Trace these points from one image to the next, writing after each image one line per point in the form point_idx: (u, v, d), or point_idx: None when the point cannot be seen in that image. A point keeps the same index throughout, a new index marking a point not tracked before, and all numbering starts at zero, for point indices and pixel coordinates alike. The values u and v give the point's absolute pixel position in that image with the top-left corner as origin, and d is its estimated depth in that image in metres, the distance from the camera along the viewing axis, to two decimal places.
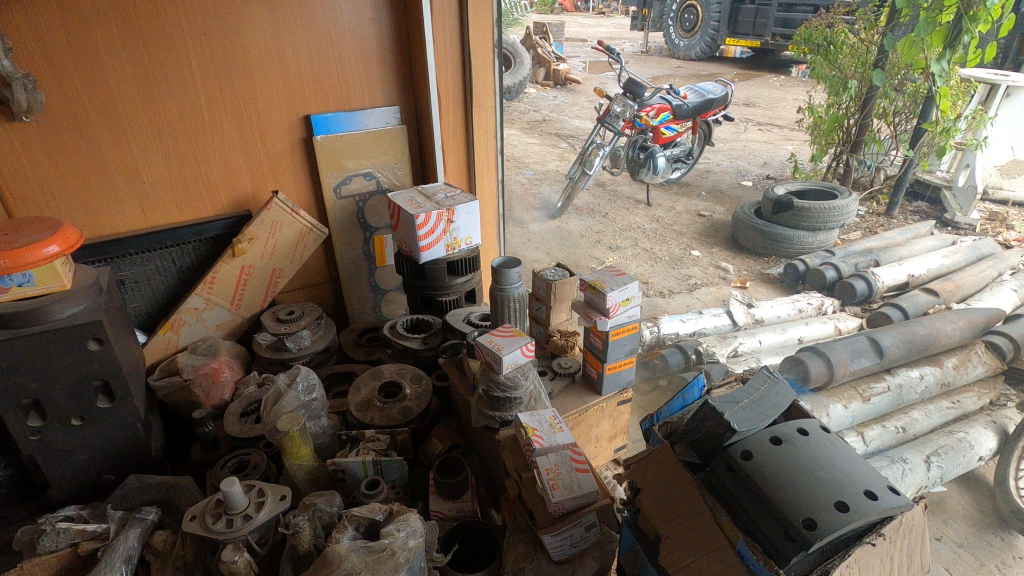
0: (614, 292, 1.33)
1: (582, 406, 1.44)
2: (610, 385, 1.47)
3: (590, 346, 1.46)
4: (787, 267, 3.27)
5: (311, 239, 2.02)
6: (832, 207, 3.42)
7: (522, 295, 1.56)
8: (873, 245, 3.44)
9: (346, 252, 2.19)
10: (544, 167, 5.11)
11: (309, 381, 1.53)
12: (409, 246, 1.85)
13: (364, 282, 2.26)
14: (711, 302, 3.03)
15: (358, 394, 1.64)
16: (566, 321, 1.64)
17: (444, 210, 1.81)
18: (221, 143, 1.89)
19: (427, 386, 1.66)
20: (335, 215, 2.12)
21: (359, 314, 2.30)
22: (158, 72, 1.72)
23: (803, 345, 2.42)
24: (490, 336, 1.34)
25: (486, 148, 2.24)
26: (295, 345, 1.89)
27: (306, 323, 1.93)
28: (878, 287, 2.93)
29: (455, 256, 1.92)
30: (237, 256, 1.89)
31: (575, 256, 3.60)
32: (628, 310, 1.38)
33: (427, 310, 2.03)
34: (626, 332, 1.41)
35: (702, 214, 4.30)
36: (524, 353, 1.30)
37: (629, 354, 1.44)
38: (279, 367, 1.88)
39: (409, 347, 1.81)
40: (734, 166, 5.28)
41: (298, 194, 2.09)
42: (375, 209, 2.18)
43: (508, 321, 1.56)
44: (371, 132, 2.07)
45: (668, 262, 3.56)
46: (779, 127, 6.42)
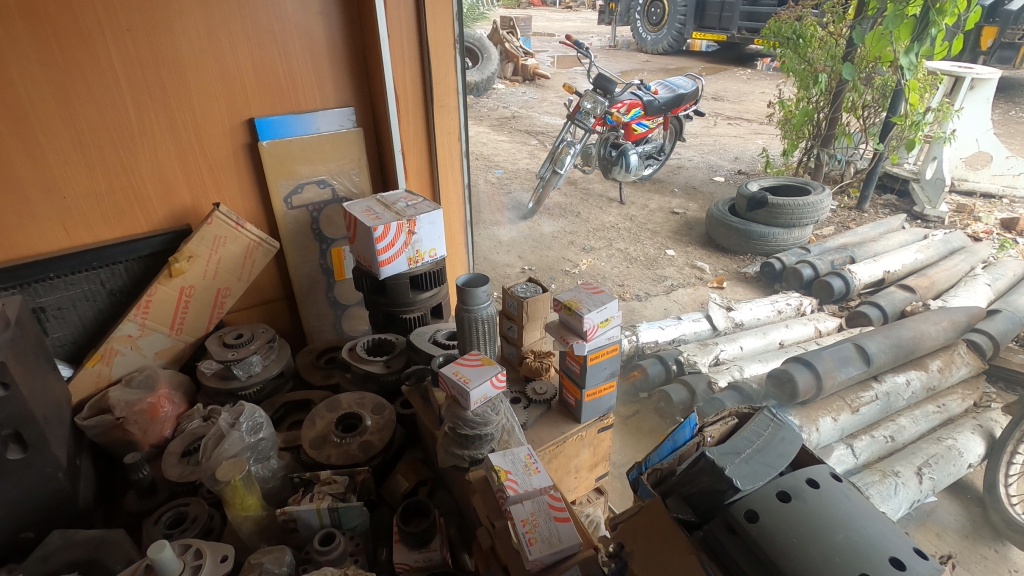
0: (593, 313, 1.21)
1: (560, 436, 1.32)
2: (589, 412, 1.35)
3: (567, 370, 1.34)
4: (764, 265, 3.21)
5: (261, 254, 1.85)
6: (806, 203, 3.37)
7: (491, 315, 1.42)
8: (848, 241, 3.41)
9: (301, 267, 2.03)
10: (513, 165, 4.98)
11: (257, 418, 1.37)
12: (367, 260, 1.70)
13: (321, 298, 2.10)
14: (688, 304, 2.95)
15: (313, 429, 1.48)
16: (540, 339, 1.51)
17: (404, 221, 1.67)
18: (153, 152, 1.70)
19: (390, 416, 1.51)
20: (288, 228, 1.95)
21: (317, 332, 2.13)
22: (75, 73, 1.52)
23: (784, 349, 2.35)
24: (455, 366, 1.20)
25: (450, 150, 2.09)
26: (244, 373, 1.72)
27: (256, 347, 1.76)
28: (856, 285, 2.88)
29: (418, 269, 1.77)
30: (175, 276, 1.71)
31: (548, 259, 3.48)
32: (607, 331, 1.26)
33: (391, 328, 1.88)
34: (605, 355, 1.29)
35: (675, 211, 4.24)
36: (494, 384, 1.17)
37: (610, 377, 1.32)
38: (227, 398, 1.72)
39: (370, 372, 1.66)
40: (705, 161, 5.24)
41: (245, 205, 1.91)
42: (331, 219, 2.01)
43: (477, 344, 1.42)
44: (323, 135, 1.91)
45: (643, 262, 3.47)
46: (748, 121, 6.42)
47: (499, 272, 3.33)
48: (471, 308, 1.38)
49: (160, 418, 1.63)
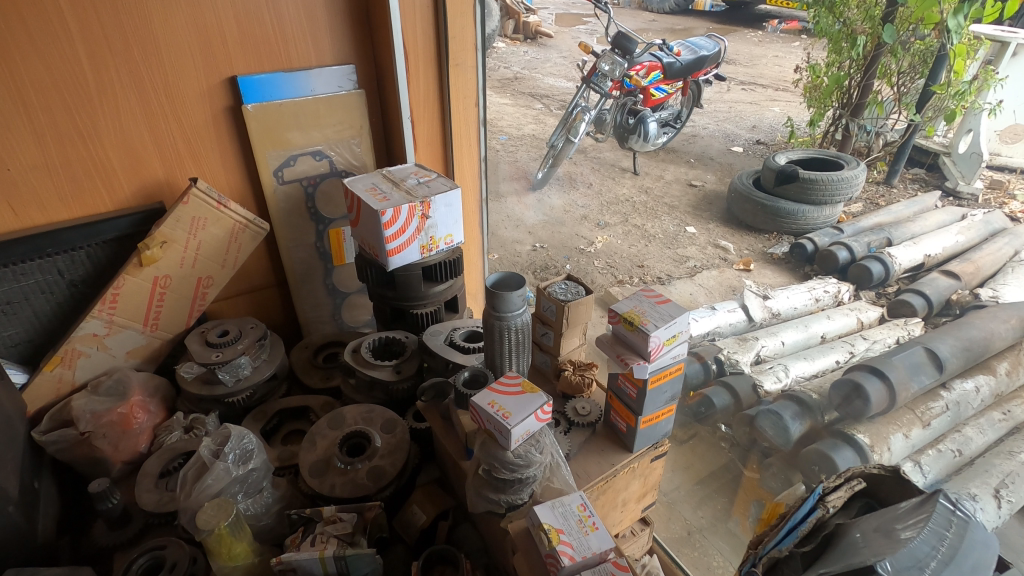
0: (660, 330, 0.98)
1: (610, 469, 1.11)
2: (643, 440, 1.13)
3: (618, 392, 1.12)
4: (794, 246, 2.99)
5: (247, 238, 1.59)
6: (840, 178, 3.13)
7: (525, 323, 1.19)
8: (882, 220, 3.18)
9: (295, 251, 1.77)
10: (518, 131, 4.66)
11: (246, 445, 1.14)
12: (374, 249, 1.46)
13: (318, 285, 1.86)
14: (714, 288, 2.74)
15: (313, 451, 1.25)
16: (578, 347, 1.30)
17: (417, 203, 1.42)
18: (116, 117, 1.42)
19: (403, 435, 1.30)
20: (279, 206, 1.69)
21: (314, 323, 1.90)
22: (11, 17, 1.23)
23: (828, 343, 2.14)
24: (492, 395, 0.97)
25: (466, 118, 1.82)
26: (231, 377, 1.49)
27: (244, 347, 1.53)
28: (895, 270, 2.67)
29: (432, 259, 1.54)
30: (146, 265, 1.45)
31: (561, 236, 3.23)
32: (673, 349, 1.03)
33: (399, 324, 1.65)
34: (667, 376, 1.06)
35: (693, 184, 3.98)
36: (538, 419, 0.95)
37: (670, 400, 1.11)
38: (211, 405, 1.50)
39: (378, 378, 1.43)
40: (721, 129, 4.94)
41: (227, 181, 1.64)
42: (329, 196, 1.76)
43: (508, 358, 1.19)
44: (319, 98, 1.63)
45: (663, 240, 3.24)
46: (762, 86, 6.09)
47: (508, 249, 3.08)
48: (504, 316, 1.15)
49: (133, 430, 1.41)
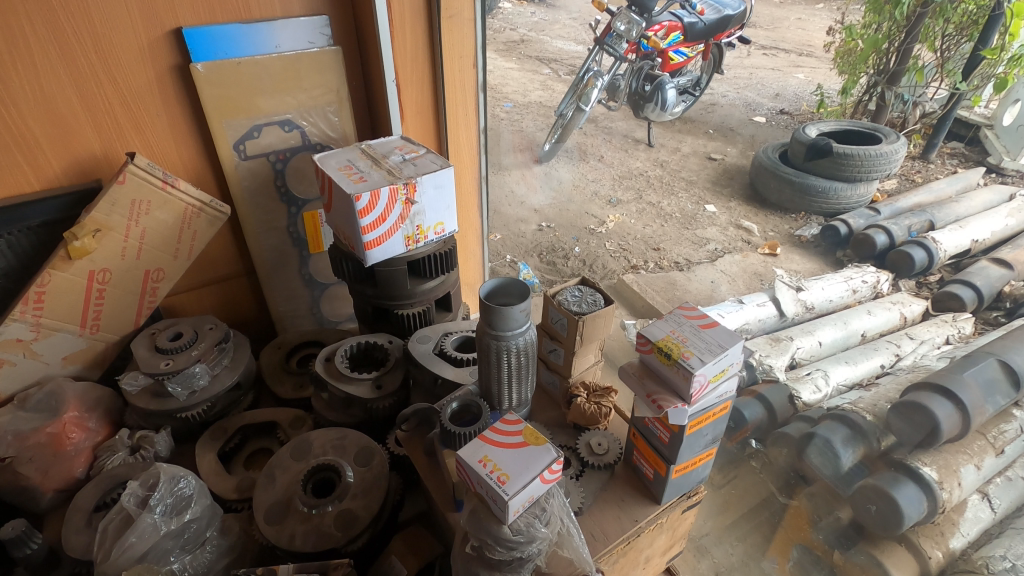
0: (707, 367, 0.74)
1: (632, 527, 0.89)
2: (674, 490, 0.91)
3: (645, 431, 0.89)
4: (825, 228, 2.72)
5: (203, 223, 1.36)
6: (878, 153, 2.84)
7: (530, 342, 0.96)
8: (922, 200, 2.89)
9: (264, 237, 1.53)
10: (525, 97, 4.34)
11: (182, 490, 0.92)
12: (349, 240, 1.22)
13: (292, 275, 1.63)
14: (738, 275, 2.50)
15: (272, 489, 1.04)
16: (593, 366, 1.09)
17: (400, 186, 1.18)
18: (34, 77, 1.16)
19: (381, 468, 1.08)
20: (242, 185, 1.44)
21: (290, 318, 1.68)
22: None
23: (869, 343, 1.90)
24: (485, 449, 0.76)
25: (462, 82, 1.55)
26: (183, 389, 1.27)
27: (200, 353, 1.30)
28: (940, 257, 2.40)
29: (419, 251, 1.30)
30: (78, 258, 1.21)
31: (569, 214, 2.96)
32: (719, 386, 0.80)
33: (383, 324, 1.42)
34: (710, 418, 0.83)
35: (712, 157, 3.68)
36: (544, 482, 0.73)
37: (710, 444, 0.88)
38: (163, 420, 1.29)
39: (354, 395, 1.21)
40: (742, 97, 4.60)
41: (181, 156, 1.39)
42: (302, 174, 1.51)
43: (506, 385, 0.98)
44: (285, 57, 1.36)
45: (680, 220, 2.97)
46: (785, 51, 5.69)
47: (511, 229, 2.83)
48: (504, 336, 0.92)
49: (67, 452, 1.19)
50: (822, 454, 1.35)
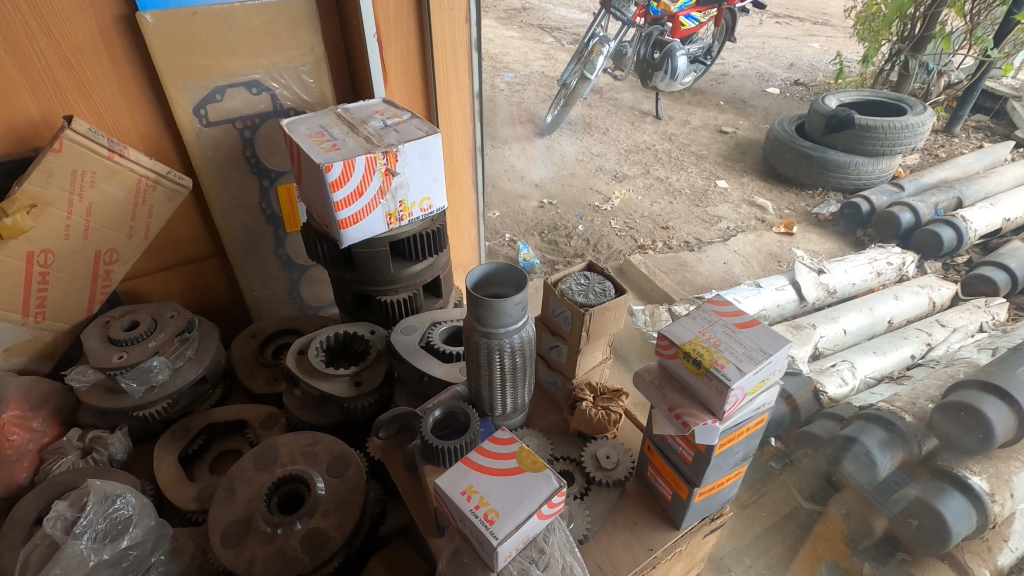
0: (745, 379, 0.60)
1: (647, 558, 0.77)
2: (696, 514, 0.78)
3: (663, 446, 0.76)
4: (845, 205, 2.55)
5: (159, 198, 1.20)
6: (903, 125, 2.66)
7: (527, 339, 0.81)
8: (948, 175, 2.71)
9: (233, 214, 1.38)
10: (526, 67, 4.13)
11: (119, 511, 0.79)
12: (322, 218, 1.06)
13: (267, 256, 1.48)
14: (752, 256, 2.34)
15: (229, 505, 0.90)
16: (601, 364, 0.96)
17: (379, 155, 1.01)
18: None
19: (356, 479, 0.95)
20: (205, 155, 1.28)
21: (266, 303, 1.54)
22: None
23: (897, 330, 1.76)
24: (472, 478, 0.63)
25: (453, 39, 1.37)
26: (140, 385, 1.14)
27: (158, 344, 1.16)
28: (969, 237, 2.23)
29: (402, 231, 1.14)
30: (12, 239, 1.06)
31: (572, 190, 2.79)
32: (757, 398, 0.66)
33: (365, 312, 1.28)
34: (744, 433, 0.70)
35: (724, 130, 3.49)
36: (543, 518, 0.60)
37: (741, 462, 0.75)
38: (119, 419, 1.15)
39: (329, 393, 1.08)
40: (755, 68, 4.38)
41: (134, 121, 1.22)
42: (273, 143, 1.35)
43: (500, 389, 0.85)
44: (249, 7, 1.19)
45: (690, 196, 2.80)
46: (800, 20, 5.42)
47: (511, 206, 2.66)
48: (495, 334, 0.77)
49: (7, 456, 1.05)
50: (857, 461, 1.30)
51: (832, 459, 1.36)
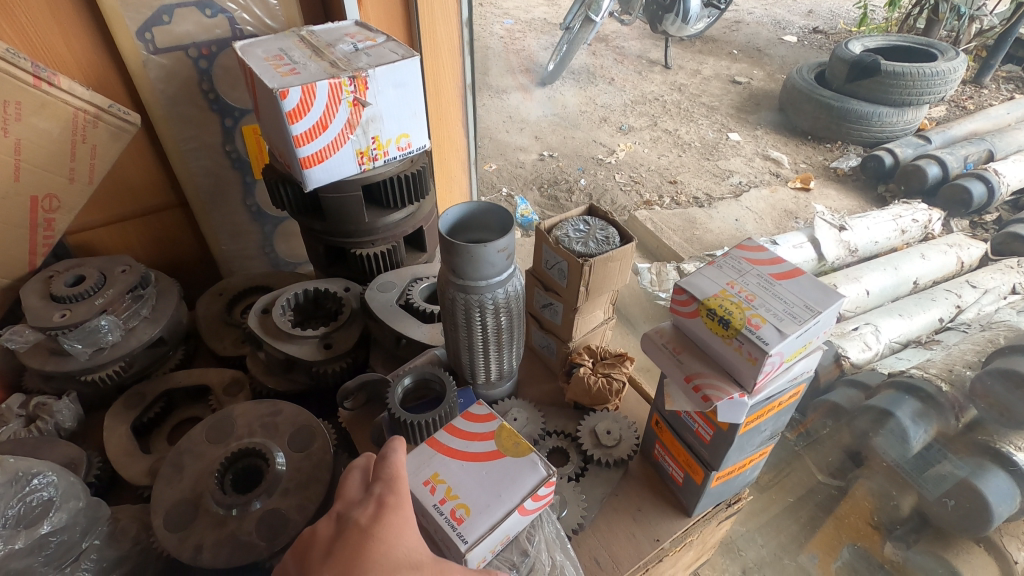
0: (786, 343, 0.48)
1: (653, 551, 0.67)
2: (710, 499, 0.68)
3: (675, 421, 0.65)
4: (867, 159, 2.38)
5: (103, 135, 1.05)
6: (933, 72, 2.45)
7: (514, 295, 0.68)
8: (979, 127, 2.51)
9: (192, 158, 1.23)
10: (527, 12, 3.86)
11: (37, 493, 0.68)
12: (283, 156, 0.92)
13: (235, 206, 1.34)
14: (766, 213, 2.19)
15: (177, 483, 0.79)
16: (602, 325, 0.84)
17: (344, 80, 0.86)
18: None
19: (322, 454, 0.83)
20: (155, 88, 1.13)
21: (237, 258, 1.41)
22: None
23: (922, 291, 1.63)
24: (443, 465, 0.58)
25: None
26: (86, 347, 1.01)
27: (106, 302, 1.02)
28: (1001, 192, 2.06)
29: (377, 173, 1.00)
30: None
31: (574, 142, 2.62)
32: (795, 367, 0.54)
33: (341, 267, 1.15)
34: (775, 408, 0.58)
35: (737, 80, 3.27)
36: (526, 513, 0.56)
37: (766, 441, 0.64)
38: (66, 384, 1.03)
39: (294, 356, 0.95)
40: (771, 15, 4.10)
41: (70, 47, 1.05)
42: (233, 76, 1.18)
43: (483, 355, 0.72)
44: None
45: (700, 149, 2.63)
46: None
47: (509, 159, 2.49)
48: (476, 289, 0.64)
49: None
50: (889, 436, 1.25)
51: (859, 434, 1.30)
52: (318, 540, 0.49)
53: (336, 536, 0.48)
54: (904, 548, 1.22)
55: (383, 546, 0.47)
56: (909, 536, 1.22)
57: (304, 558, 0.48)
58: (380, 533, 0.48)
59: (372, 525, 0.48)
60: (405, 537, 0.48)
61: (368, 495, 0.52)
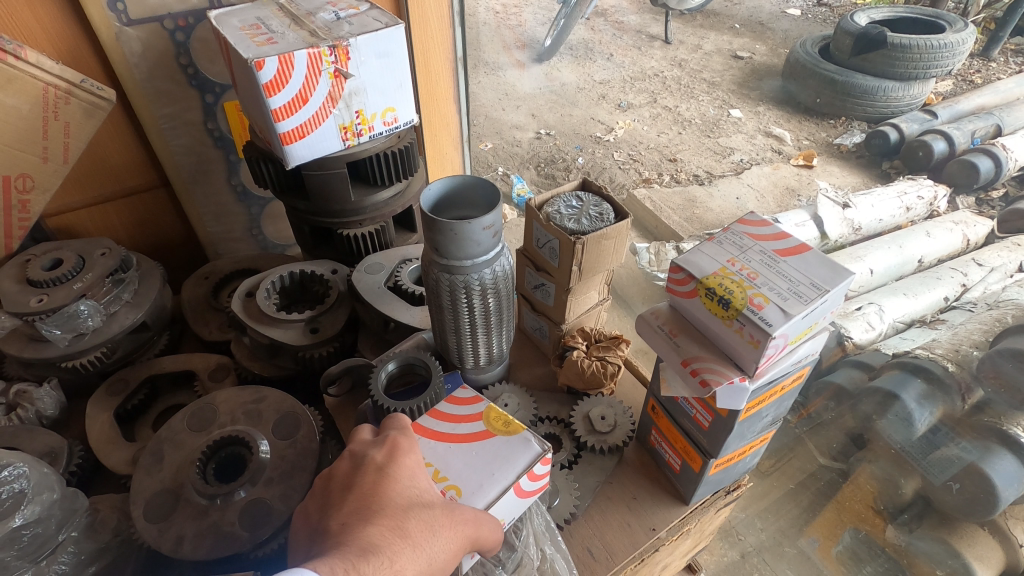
0: (792, 323, 0.45)
1: (648, 541, 0.65)
2: (707, 488, 0.65)
3: (672, 406, 0.62)
4: (872, 135, 2.32)
5: (78, 113, 1.01)
6: (940, 44, 2.38)
7: (502, 275, 0.65)
8: (989, 101, 2.44)
9: (172, 136, 1.19)
10: None
11: (8, 485, 0.65)
12: (263, 132, 0.88)
13: (219, 186, 1.29)
14: (768, 191, 2.15)
15: (158, 473, 0.77)
16: (597, 306, 0.80)
17: (323, 49, 0.81)
18: None
19: (308, 442, 0.80)
20: (129, 63, 1.08)
21: (223, 240, 1.37)
22: None
23: (927, 270, 1.59)
24: (430, 450, 0.57)
25: None
26: (65, 333, 0.97)
27: (85, 286, 0.99)
28: (1009, 168, 2.00)
29: (362, 149, 0.95)
30: None
31: (572, 120, 2.56)
32: (800, 349, 0.50)
33: (330, 249, 1.11)
34: (779, 393, 0.55)
35: (739, 54, 3.19)
36: (522, 493, 0.56)
37: (768, 428, 0.61)
38: (47, 371, 1.00)
39: (279, 342, 0.92)
40: None
41: (38, 18, 1.00)
42: (212, 50, 1.13)
43: (470, 338, 0.69)
44: None
45: (700, 126, 2.57)
46: None
47: (505, 137, 2.44)
48: (463, 267, 0.61)
49: None
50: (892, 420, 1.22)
51: (863, 417, 1.28)
52: (336, 476, 0.51)
53: (353, 472, 0.50)
54: (907, 533, 1.20)
55: (398, 485, 0.49)
56: (912, 522, 1.20)
57: (322, 491, 0.50)
58: (395, 474, 0.50)
59: (388, 464, 0.50)
60: (416, 480, 0.50)
61: (382, 439, 0.53)
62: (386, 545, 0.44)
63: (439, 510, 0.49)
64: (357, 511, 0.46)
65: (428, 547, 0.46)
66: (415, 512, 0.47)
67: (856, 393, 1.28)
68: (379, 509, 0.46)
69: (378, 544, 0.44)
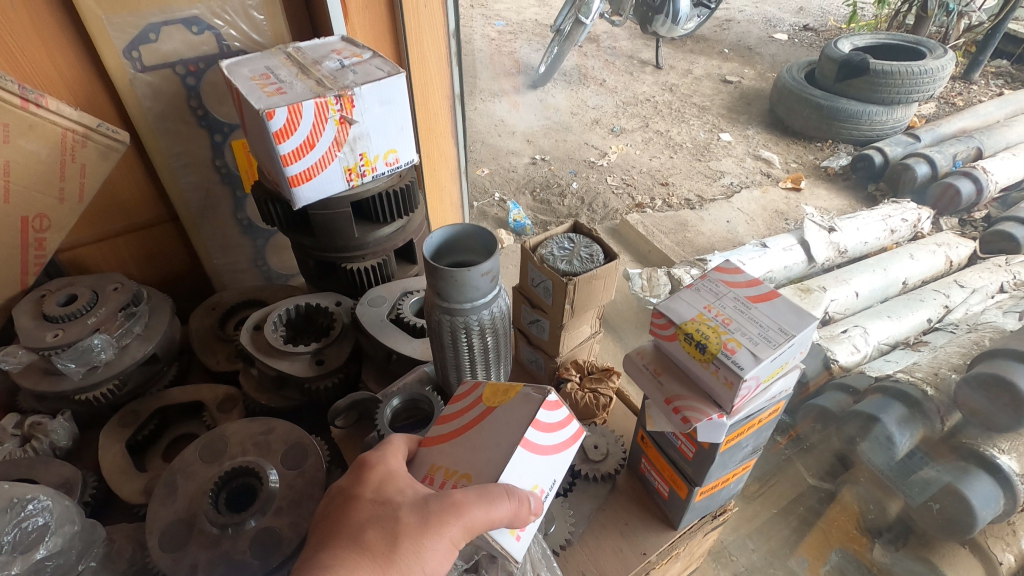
0: (762, 366, 0.49)
1: (640, 564, 0.69)
2: (694, 513, 0.69)
3: (658, 436, 0.67)
4: (857, 158, 2.39)
5: (94, 156, 1.06)
6: (921, 70, 2.47)
7: (499, 315, 0.69)
8: (969, 124, 2.52)
9: (182, 174, 1.24)
10: (519, 14, 3.85)
11: (32, 518, 0.69)
12: (272, 174, 0.92)
13: (225, 221, 1.34)
14: (757, 214, 2.20)
15: (171, 504, 0.80)
16: (590, 339, 0.85)
17: (329, 99, 0.86)
18: None
19: (314, 472, 0.84)
20: (143, 106, 1.13)
21: (228, 272, 1.42)
22: None
23: (911, 292, 1.64)
24: (441, 451, 0.60)
25: None
26: (80, 366, 1.01)
27: (99, 321, 1.03)
28: (990, 190, 2.06)
29: (366, 189, 1.00)
30: None
31: (566, 145, 2.63)
32: (773, 386, 0.55)
33: (333, 281, 1.16)
34: (756, 424, 0.59)
35: (728, 79, 3.28)
36: (536, 449, 0.57)
37: (749, 456, 0.65)
38: (60, 403, 1.04)
39: (285, 373, 0.96)
40: (762, 13, 4.12)
41: (57, 67, 1.05)
42: (221, 93, 1.19)
43: (468, 372, 0.73)
44: None
45: (691, 150, 2.64)
46: None
47: (501, 163, 2.50)
48: (463, 309, 0.65)
49: None
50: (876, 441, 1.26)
51: (848, 438, 1.32)
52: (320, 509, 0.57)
53: (328, 502, 0.56)
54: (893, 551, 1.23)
55: (359, 502, 0.53)
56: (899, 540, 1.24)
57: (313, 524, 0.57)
58: (356, 492, 0.54)
59: (352, 486, 0.55)
60: (376, 491, 0.54)
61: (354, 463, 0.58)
62: (340, 563, 0.49)
63: (403, 511, 0.52)
64: (322, 537, 0.52)
65: (385, 552, 0.49)
66: (371, 523, 0.51)
67: (841, 415, 1.32)
68: (338, 531, 0.51)
69: (331, 562, 0.49)
